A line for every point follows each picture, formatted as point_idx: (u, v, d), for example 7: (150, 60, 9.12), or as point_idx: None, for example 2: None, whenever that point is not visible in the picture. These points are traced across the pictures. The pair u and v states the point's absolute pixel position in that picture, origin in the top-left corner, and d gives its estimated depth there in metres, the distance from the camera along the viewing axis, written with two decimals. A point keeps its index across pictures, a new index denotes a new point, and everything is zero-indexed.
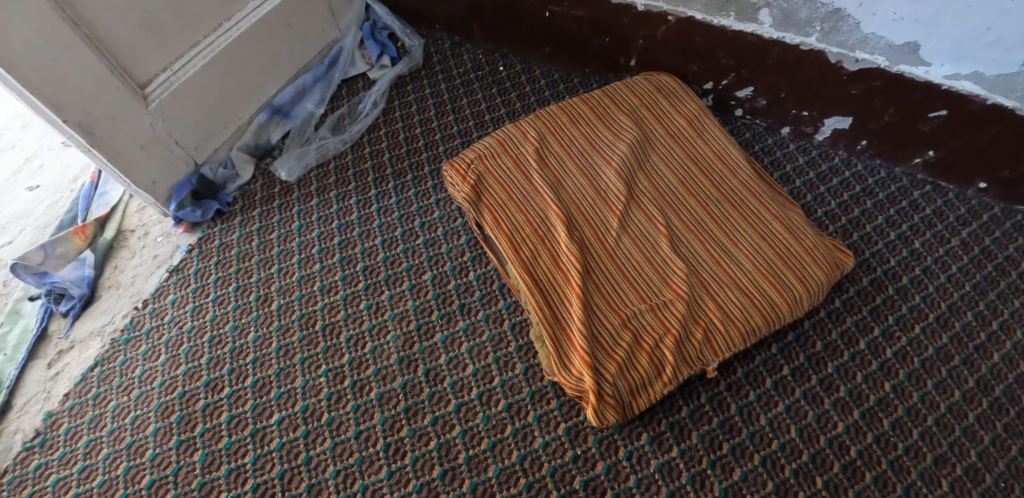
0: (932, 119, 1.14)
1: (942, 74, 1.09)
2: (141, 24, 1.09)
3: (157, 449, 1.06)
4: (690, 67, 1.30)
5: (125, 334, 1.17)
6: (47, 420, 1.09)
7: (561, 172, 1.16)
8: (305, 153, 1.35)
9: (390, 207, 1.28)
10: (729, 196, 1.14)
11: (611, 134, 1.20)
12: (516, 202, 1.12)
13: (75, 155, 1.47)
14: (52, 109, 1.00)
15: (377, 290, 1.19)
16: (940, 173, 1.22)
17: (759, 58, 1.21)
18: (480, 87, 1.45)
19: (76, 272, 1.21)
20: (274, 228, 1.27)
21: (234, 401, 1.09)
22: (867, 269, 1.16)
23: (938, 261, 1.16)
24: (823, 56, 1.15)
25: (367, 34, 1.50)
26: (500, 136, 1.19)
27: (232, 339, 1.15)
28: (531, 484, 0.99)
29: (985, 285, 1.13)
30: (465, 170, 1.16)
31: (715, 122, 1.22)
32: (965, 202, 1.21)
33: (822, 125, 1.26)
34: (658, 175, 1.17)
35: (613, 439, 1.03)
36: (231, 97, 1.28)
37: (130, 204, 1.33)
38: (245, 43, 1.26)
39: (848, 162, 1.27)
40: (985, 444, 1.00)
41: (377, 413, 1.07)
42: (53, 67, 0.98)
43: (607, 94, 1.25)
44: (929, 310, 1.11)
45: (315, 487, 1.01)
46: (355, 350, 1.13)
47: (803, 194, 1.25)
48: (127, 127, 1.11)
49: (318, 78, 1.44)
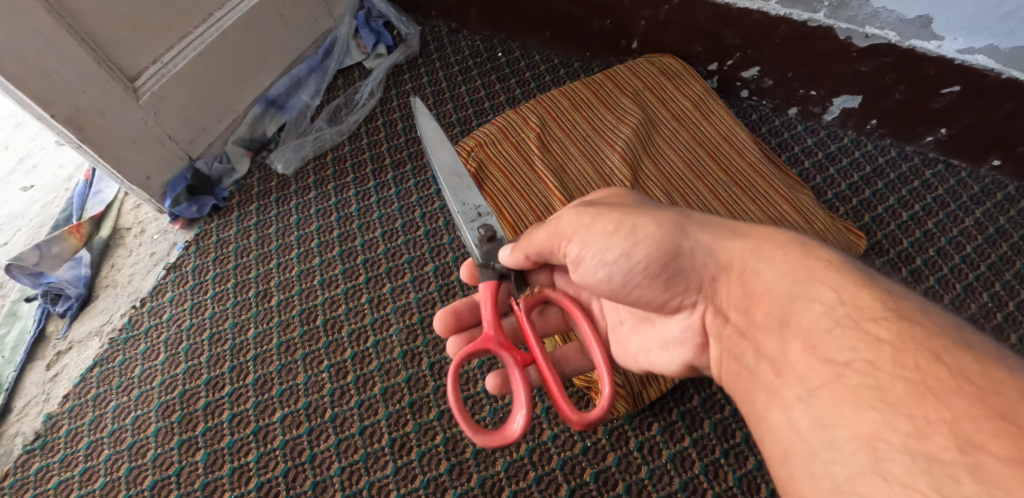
0: (944, 96, 1.11)
1: (954, 49, 1.05)
2: (128, 15, 1.05)
3: (160, 449, 1.04)
4: (695, 47, 1.26)
5: (124, 333, 1.15)
6: (48, 421, 1.07)
7: (565, 158, 1.13)
8: (301, 145, 1.32)
9: (389, 198, 1.26)
10: (737, 179, 1.11)
11: (614, 118, 1.17)
12: (519, 190, 1.09)
13: (69, 154, 1.44)
14: (40, 105, 0.97)
15: (378, 283, 1.16)
16: (952, 150, 1.19)
17: (766, 37, 1.18)
18: (479, 74, 1.42)
19: (72, 272, 1.19)
20: (271, 223, 1.25)
21: (235, 399, 1.07)
22: (879, 251, 1.14)
23: (951, 242, 1.13)
24: (831, 32, 1.11)
25: (362, 22, 1.46)
26: (500, 123, 1.17)
27: (231, 336, 1.13)
28: (541, 478, 0.98)
29: (1001, 265, 1.11)
30: (465, 158, 1.12)
31: (720, 104, 1.19)
32: (979, 181, 1.19)
33: (831, 105, 1.23)
34: (664, 158, 1.14)
35: (624, 430, 1.01)
36: (225, 89, 1.25)
37: (126, 202, 1.31)
38: (236, 34, 1.23)
39: (858, 142, 1.25)
40: None
41: (382, 407, 1.04)
42: (38, 61, 0.94)
43: (609, 78, 1.23)
44: (944, 292, 1.09)
45: (319, 484, 0.99)
46: (357, 345, 1.10)
47: (812, 176, 1.23)
48: (119, 121, 1.09)
49: (313, 69, 1.41)
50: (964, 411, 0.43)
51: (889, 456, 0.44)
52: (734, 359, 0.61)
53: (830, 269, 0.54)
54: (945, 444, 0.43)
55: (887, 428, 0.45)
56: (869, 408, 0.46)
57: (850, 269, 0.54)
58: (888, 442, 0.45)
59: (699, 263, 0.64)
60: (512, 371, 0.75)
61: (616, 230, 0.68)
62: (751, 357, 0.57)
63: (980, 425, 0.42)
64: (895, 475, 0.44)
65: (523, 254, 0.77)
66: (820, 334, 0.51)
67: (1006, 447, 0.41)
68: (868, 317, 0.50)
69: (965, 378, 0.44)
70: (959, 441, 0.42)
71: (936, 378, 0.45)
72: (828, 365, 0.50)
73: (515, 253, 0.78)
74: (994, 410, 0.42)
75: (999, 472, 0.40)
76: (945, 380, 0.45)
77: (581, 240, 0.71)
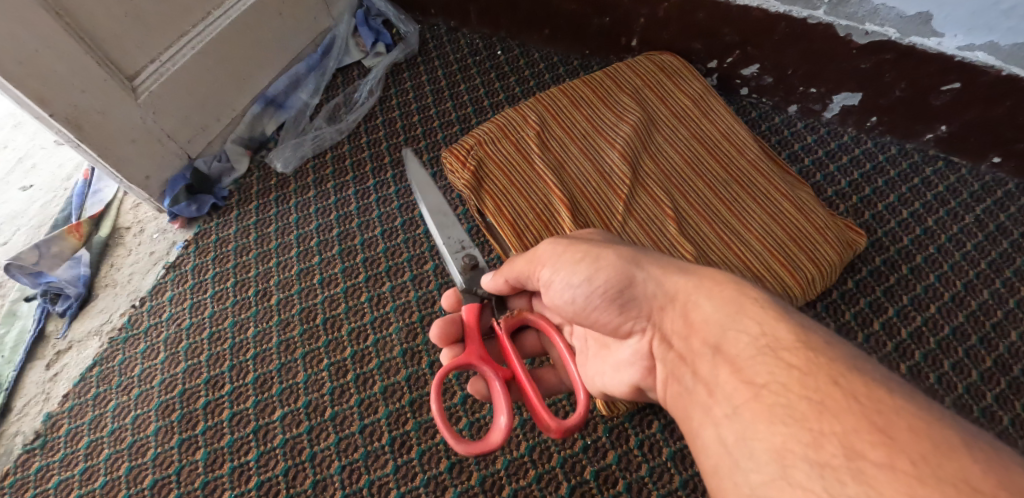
0: (944, 93, 1.11)
1: (955, 46, 1.05)
2: (126, 14, 1.05)
3: (160, 448, 1.03)
4: (694, 45, 1.26)
5: (124, 333, 1.14)
6: (48, 421, 1.06)
7: (564, 156, 1.13)
8: (301, 143, 1.32)
9: (389, 197, 1.26)
10: (737, 176, 1.11)
11: (614, 116, 1.17)
12: (518, 189, 1.09)
13: (67, 153, 1.44)
14: (38, 104, 0.97)
15: (378, 281, 1.16)
16: (952, 148, 1.19)
17: (765, 34, 1.17)
18: (478, 72, 1.42)
19: (71, 271, 1.19)
20: (271, 221, 1.25)
21: (235, 398, 1.07)
22: (879, 249, 1.14)
23: (952, 239, 1.13)
24: (831, 29, 1.11)
25: (360, 20, 1.44)
26: (500, 121, 1.16)
27: (231, 335, 1.13)
28: (541, 476, 0.98)
29: (1001, 262, 1.11)
30: (464, 156, 1.12)
31: (719, 102, 1.19)
32: (979, 178, 1.19)
33: (831, 102, 1.23)
34: (664, 156, 1.14)
35: (624, 428, 1.01)
36: (224, 88, 1.25)
37: (124, 201, 1.31)
38: (235, 32, 1.22)
39: (858, 140, 1.25)
40: (1004, 424, 0.98)
41: (382, 406, 1.04)
42: (36, 60, 0.94)
43: (609, 76, 1.22)
44: (943, 289, 1.09)
45: (320, 483, 0.99)
46: (357, 344, 1.10)
47: (812, 173, 1.22)
48: (118, 120, 1.08)
49: (312, 67, 1.41)
50: (851, 425, 0.45)
51: (794, 464, 0.46)
52: (675, 380, 0.61)
53: (757, 304, 0.55)
54: (835, 452, 0.44)
55: (794, 440, 0.47)
56: (777, 421, 0.48)
57: (773, 303, 0.55)
58: (794, 452, 0.46)
59: (647, 292, 0.65)
60: (493, 381, 0.77)
61: (581, 260, 0.70)
62: (688, 380, 0.58)
63: (864, 436, 0.44)
64: (797, 481, 0.45)
65: (503, 279, 0.79)
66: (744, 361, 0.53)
67: (885, 455, 0.43)
68: (783, 345, 0.52)
69: (855, 397, 0.47)
70: (847, 451, 0.44)
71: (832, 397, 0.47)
72: (747, 385, 0.51)
73: (498, 278, 0.80)
74: (874, 424, 0.45)
75: (875, 477, 0.42)
76: (839, 398, 0.47)
77: (552, 266, 0.73)
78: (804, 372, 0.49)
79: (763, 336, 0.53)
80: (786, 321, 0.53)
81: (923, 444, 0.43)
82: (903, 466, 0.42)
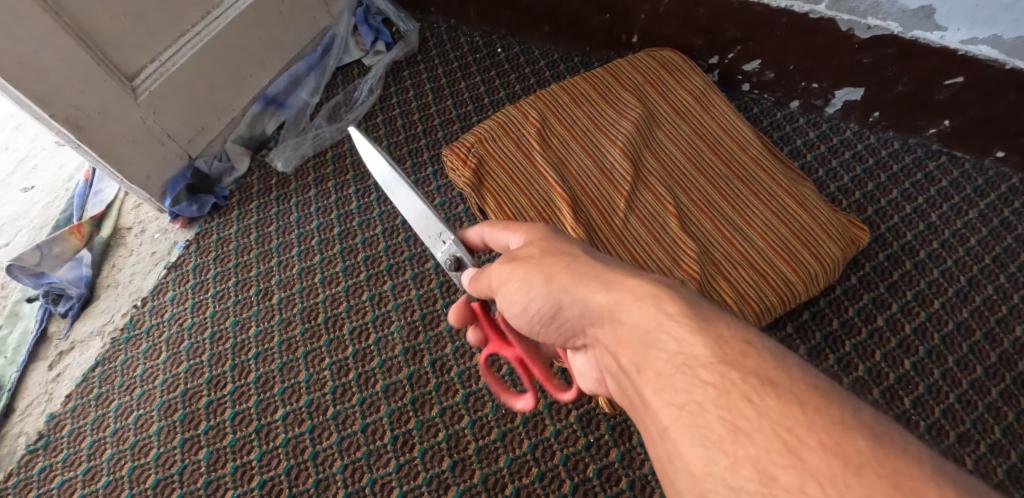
0: (948, 87, 1.10)
1: (958, 39, 1.04)
2: (125, 14, 1.05)
3: (162, 448, 1.03)
4: (695, 41, 1.26)
5: (126, 333, 1.14)
6: (50, 421, 1.06)
7: (566, 153, 1.12)
8: (301, 143, 1.32)
9: (390, 195, 1.26)
10: (739, 172, 1.11)
11: (615, 113, 1.16)
12: (519, 186, 1.08)
13: (68, 154, 1.44)
14: (39, 104, 0.97)
15: (380, 280, 1.16)
16: (955, 142, 1.18)
17: (766, 29, 1.17)
18: (479, 70, 1.42)
19: (73, 272, 1.18)
20: (272, 221, 1.25)
21: (238, 397, 1.06)
22: (883, 245, 1.13)
23: (955, 234, 1.13)
24: (833, 24, 1.11)
25: (360, 20, 1.43)
26: (500, 118, 1.16)
27: (233, 334, 1.13)
28: (544, 474, 0.98)
29: (1005, 257, 1.10)
30: (465, 154, 1.12)
31: (721, 97, 1.18)
32: (982, 173, 1.18)
33: (832, 97, 1.22)
34: (665, 152, 1.13)
35: (626, 426, 1.01)
36: (224, 87, 1.25)
37: (125, 202, 1.30)
38: (235, 31, 1.22)
39: (860, 135, 1.24)
40: (1009, 420, 0.98)
41: (384, 405, 1.04)
42: (35, 60, 0.94)
43: (610, 72, 1.22)
44: (947, 284, 1.08)
45: (323, 482, 0.99)
46: (359, 342, 1.10)
47: (814, 169, 1.22)
48: (118, 121, 1.08)
49: (312, 66, 1.41)
50: (763, 446, 0.43)
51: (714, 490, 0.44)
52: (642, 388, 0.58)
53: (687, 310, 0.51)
54: (750, 477, 0.43)
55: (712, 464, 0.45)
56: (696, 443, 0.46)
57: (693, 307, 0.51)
58: (714, 477, 0.44)
59: (577, 315, 0.59)
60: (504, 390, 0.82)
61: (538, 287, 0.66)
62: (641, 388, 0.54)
63: (775, 458, 0.43)
64: None
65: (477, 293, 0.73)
66: (665, 376, 0.49)
67: (795, 478, 0.42)
68: (697, 361, 0.48)
69: (765, 414, 0.44)
70: (761, 474, 0.43)
71: (744, 417, 0.45)
72: (668, 406, 0.48)
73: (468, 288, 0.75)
74: (785, 443, 0.43)
75: None
76: (751, 417, 0.45)
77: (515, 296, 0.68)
78: (718, 391, 0.46)
79: (679, 354, 0.49)
80: (704, 330, 0.49)
81: (832, 463, 0.42)
82: (813, 491, 0.41)
